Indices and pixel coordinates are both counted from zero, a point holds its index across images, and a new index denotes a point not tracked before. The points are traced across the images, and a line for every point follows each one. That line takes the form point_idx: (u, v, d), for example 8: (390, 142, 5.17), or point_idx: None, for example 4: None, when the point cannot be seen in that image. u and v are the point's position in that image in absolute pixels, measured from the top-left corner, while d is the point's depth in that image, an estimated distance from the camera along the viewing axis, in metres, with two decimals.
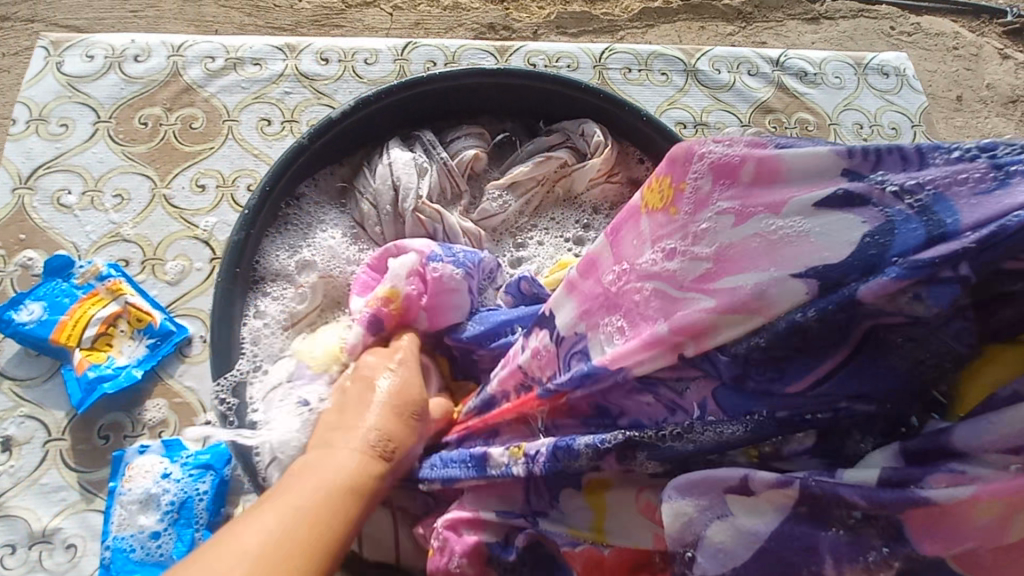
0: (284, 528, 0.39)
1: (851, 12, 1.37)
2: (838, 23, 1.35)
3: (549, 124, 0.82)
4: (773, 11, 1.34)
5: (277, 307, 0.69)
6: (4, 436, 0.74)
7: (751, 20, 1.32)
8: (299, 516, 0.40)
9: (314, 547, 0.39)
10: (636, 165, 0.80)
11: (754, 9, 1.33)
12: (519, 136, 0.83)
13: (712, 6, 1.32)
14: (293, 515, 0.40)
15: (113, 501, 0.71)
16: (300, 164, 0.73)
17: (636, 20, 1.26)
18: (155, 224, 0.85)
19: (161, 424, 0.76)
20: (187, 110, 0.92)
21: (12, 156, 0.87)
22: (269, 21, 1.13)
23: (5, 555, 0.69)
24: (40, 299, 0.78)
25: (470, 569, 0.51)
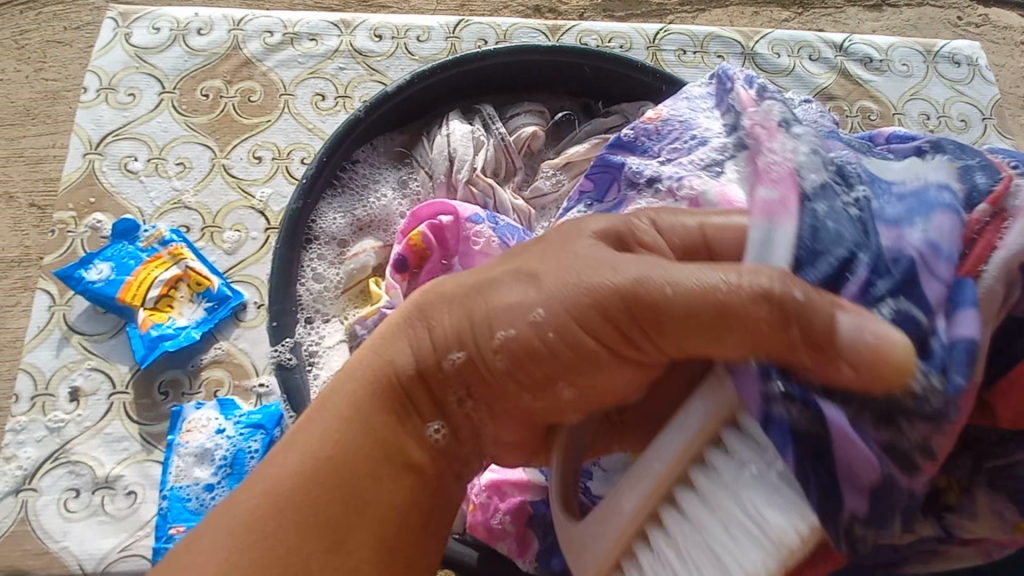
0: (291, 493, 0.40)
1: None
2: (902, 10, 1.29)
3: (606, 105, 0.82)
4: None
5: (332, 270, 0.72)
6: (73, 386, 0.78)
7: (809, 6, 1.27)
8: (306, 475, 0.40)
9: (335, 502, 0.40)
10: None
11: None
12: (575, 116, 0.82)
13: None
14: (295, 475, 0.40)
15: (170, 453, 0.75)
16: (360, 133, 0.75)
17: (688, 4, 1.23)
18: (215, 192, 0.88)
19: (216, 384, 0.79)
20: (246, 83, 0.95)
21: (84, 123, 0.91)
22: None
23: (71, 498, 0.74)
24: (108, 260, 0.82)
25: (513, 527, 0.57)
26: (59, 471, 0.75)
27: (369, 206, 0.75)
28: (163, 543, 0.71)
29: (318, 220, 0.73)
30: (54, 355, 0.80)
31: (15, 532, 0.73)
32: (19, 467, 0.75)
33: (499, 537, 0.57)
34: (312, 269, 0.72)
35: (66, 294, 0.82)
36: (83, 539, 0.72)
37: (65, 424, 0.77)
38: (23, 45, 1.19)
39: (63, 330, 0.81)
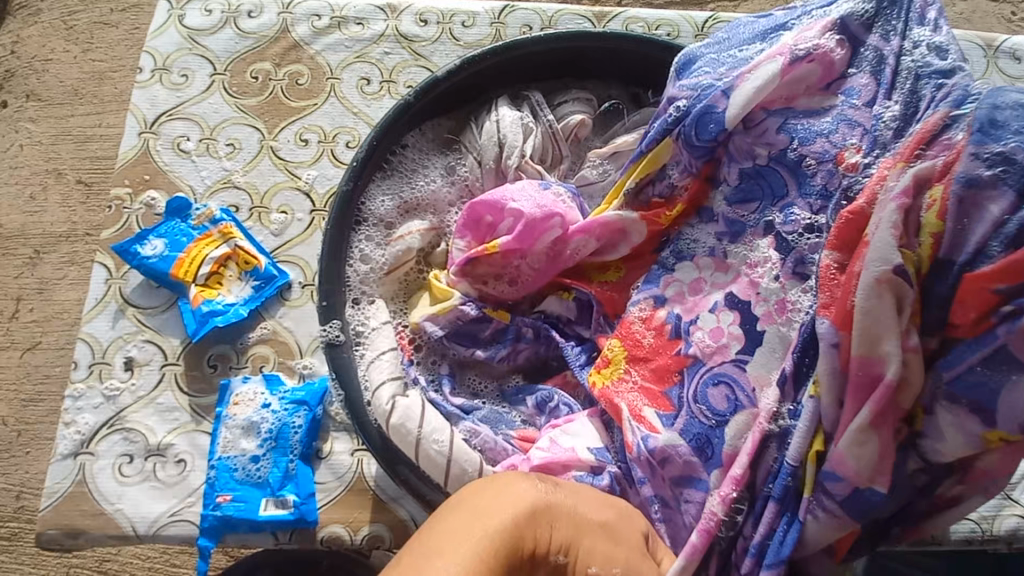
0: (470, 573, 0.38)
1: None
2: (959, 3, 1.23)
3: (655, 95, 0.81)
4: None
5: (378, 250, 0.73)
6: (128, 356, 0.82)
7: None
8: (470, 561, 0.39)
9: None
10: None
11: None
12: (623, 105, 0.81)
13: None
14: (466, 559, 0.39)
15: (218, 425, 0.78)
16: (410, 118, 0.75)
17: None
18: (263, 173, 0.90)
19: (261, 360, 0.82)
20: (293, 66, 0.96)
21: (139, 103, 0.94)
22: None
23: (125, 463, 0.78)
24: (162, 236, 0.85)
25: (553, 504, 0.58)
26: (115, 437, 0.79)
27: (416, 189, 0.76)
28: (212, 510, 0.74)
29: (367, 202, 0.74)
30: (111, 326, 0.83)
31: (74, 493, 0.76)
32: (77, 432, 0.79)
33: None
34: (360, 250, 0.73)
35: (122, 268, 0.85)
36: (136, 502, 0.76)
37: (120, 392, 0.80)
38: (74, 26, 1.22)
39: (119, 302, 0.84)
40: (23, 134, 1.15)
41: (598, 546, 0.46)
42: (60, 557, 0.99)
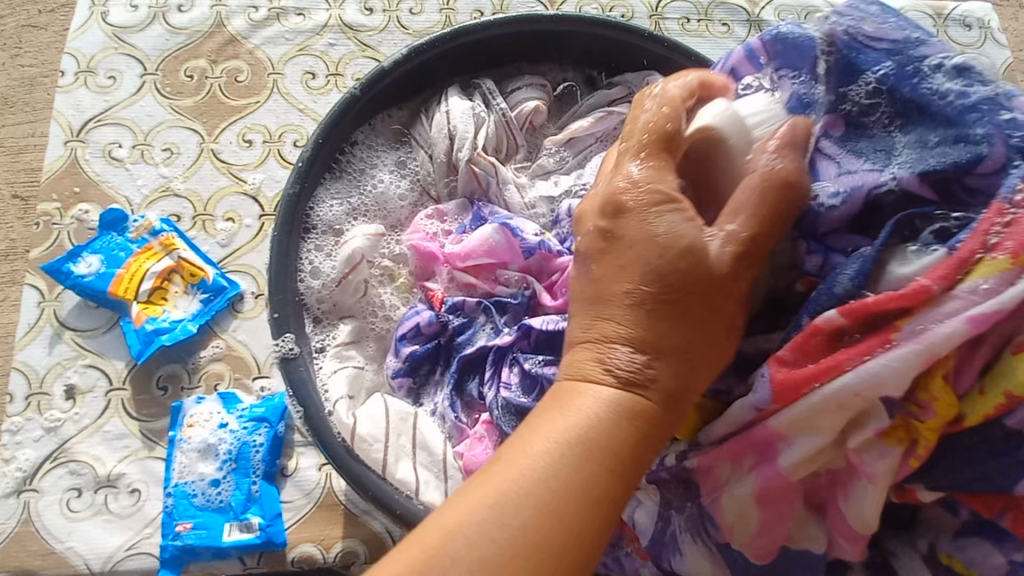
0: (509, 538, 0.34)
1: None
2: None
3: (611, 77, 0.78)
4: None
5: (329, 268, 0.69)
6: (68, 384, 0.76)
7: None
8: (521, 535, 0.35)
9: (566, 552, 0.35)
10: None
11: None
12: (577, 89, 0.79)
13: None
14: (521, 526, 0.35)
15: (173, 450, 0.74)
16: (355, 115, 0.71)
17: None
18: (205, 178, 0.85)
19: (216, 377, 0.77)
20: (231, 62, 0.90)
21: (64, 109, 0.87)
22: None
23: (73, 498, 0.72)
24: (97, 252, 0.79)
25: None
26: (59, 471, 0.73)
27: (366, 194, 0.73)
28: (171, 540, 0.70)
29: (315, 209, 0.70)
30: (47, 353, 0.77)
31: (19, 534, 0.71)
32: (17, 469, 0.73)
33: None
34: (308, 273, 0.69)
35: (55, 289, 0.79)
36: (87, 539, 0.71)
37: (62, 423, 0.75)
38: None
39: (55, 326, 0.78)
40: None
41: (551, 430, 0.38)
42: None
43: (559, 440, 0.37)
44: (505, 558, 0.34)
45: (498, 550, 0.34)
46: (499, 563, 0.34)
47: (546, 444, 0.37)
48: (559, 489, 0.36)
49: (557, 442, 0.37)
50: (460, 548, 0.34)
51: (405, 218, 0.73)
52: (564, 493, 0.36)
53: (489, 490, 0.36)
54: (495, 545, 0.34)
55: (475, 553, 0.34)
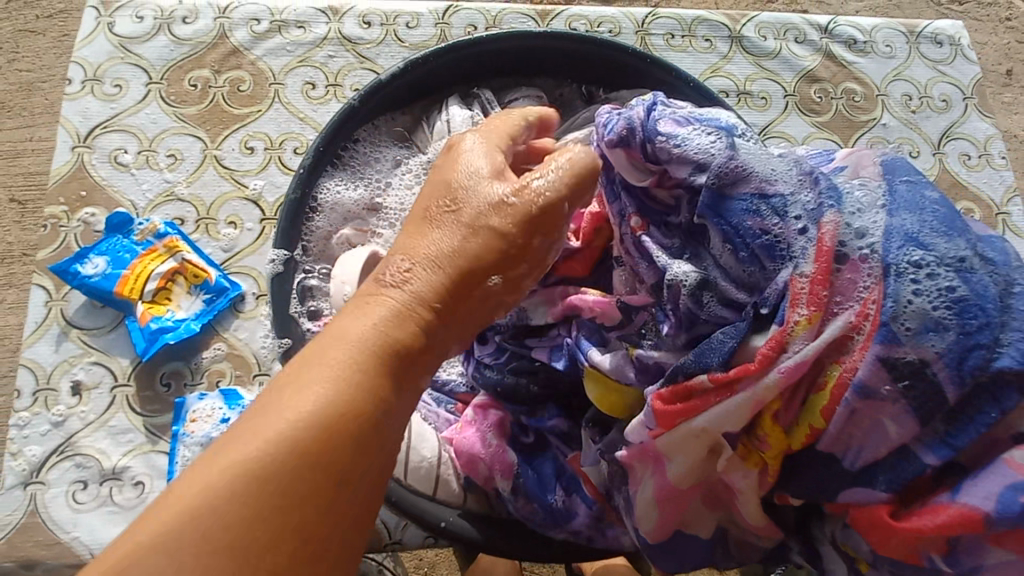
0: (280, 461, 0.37)
1: None
2: None
3: (606, 93, 0.82)
4: None
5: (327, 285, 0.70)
6: (74, 380, 0.79)
7: None
8: (286, 466, 0.37)
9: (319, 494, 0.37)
10: None
11: None
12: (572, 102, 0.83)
13: None
14: (286, 456, 0.37)
15: (176, 444, 0.77)
16: (360, 113, 0.74)
17: None
18: (208, 184, 0.88)
19: (218, 374, 0.81)
20: (234, 73, 0.94)
21: (70, 115, 0.90)
22: None
23: (78, 490, 0.75)
24: (103, 254, 0.82)
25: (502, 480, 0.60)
26: (65, 464, 0.76)
27: (368, 189, 0.76)
28: None
29: (318, 200, 0.73)
30: (54, 350, 0.80)
31: (25, 525, 0.74)
32: (25, 462, 0.76)
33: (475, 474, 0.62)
34: (306, 282, 0.70)
35: (62, 289, 0.82)
36: (92, 529, 0.74)
37: (67, 418, 0.78)
38: None
39: (62, 325, 0.81)
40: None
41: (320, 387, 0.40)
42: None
43: (289, 417, 0.38)
44: (244, 500, 0.36)
45: (244, 487, 0.36)
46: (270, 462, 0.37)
47: (286, 414, 0.38)
48: (349, 395, 0.40)
49: (290, 415, 0.38)
50: (239, 459, 0.37)
51: (408, 215, 0.75)
52: (320, 454, 0.38)
53: (264, 431, 0.38)
54: (277, 474, 0.37)
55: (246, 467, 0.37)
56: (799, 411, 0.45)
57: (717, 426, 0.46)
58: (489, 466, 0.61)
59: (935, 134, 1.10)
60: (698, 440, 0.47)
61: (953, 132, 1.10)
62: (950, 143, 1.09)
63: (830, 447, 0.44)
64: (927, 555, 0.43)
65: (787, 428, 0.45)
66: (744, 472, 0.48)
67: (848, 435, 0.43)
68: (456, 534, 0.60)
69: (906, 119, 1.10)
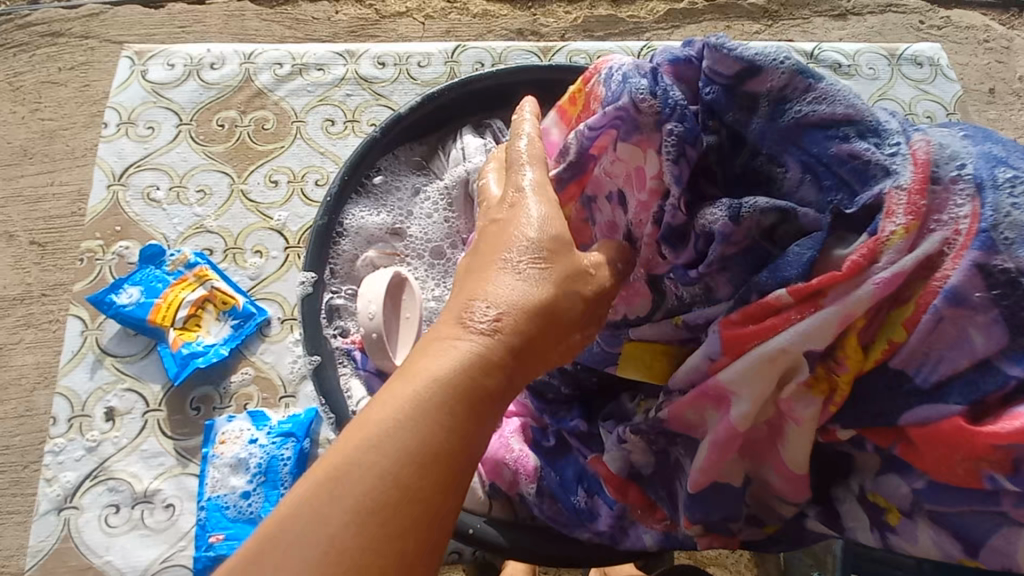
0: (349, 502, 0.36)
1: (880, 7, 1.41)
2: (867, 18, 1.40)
3: None
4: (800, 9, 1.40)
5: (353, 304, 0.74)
6: (108, 406, 0.82)
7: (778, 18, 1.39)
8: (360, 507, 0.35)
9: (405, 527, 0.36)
10: None
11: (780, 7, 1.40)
12: None
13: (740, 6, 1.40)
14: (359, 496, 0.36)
15: (206, 465, 0.79)
16: (380, 144, 0.79)
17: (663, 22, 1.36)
18: (235, 216, 0.93)
19: (245, 396, 0.83)
20: (259, 112, 1.00)
21: (106, 156, 0.95)
22: (313, 33, 1.31)
23: (111, 514, 0.77)
24: (137, 284, 0.86)
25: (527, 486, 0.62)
26: (98, 488, 0.78)
27: (390, 214, 0.80)
28: (204, 551, 0.75)
29: (343, 226, 0.77)
30: (89, 378, 0.83)
31: (59, 550, 0.75)
32: (59, 488, 0.78)
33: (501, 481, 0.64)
34: (333, 302, 0.74)
35: (97, 319, 0.86)
36: (124, 553, 0.75)
37: (101, 443, 0.80)
38: (20, 87, 1.24)
39: (97, 353, 0.84)
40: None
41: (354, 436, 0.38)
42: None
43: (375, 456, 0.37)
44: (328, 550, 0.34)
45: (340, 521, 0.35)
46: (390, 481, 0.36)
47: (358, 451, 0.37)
48: (419, 462, 0.37)
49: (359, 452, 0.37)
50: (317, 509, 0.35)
51: (427, 236, 0.79)
52: (392, 489, 0.36)
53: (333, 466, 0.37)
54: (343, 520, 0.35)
55: (363, 489, 0.36)
56: (879, 328, 0.41)
57: (799, 344, 0.42)
58: (513, 469, 0.63)
59: None
60: (772, 365, 0.43)
61: None
62: None
63: (905, 362, 0.40)
64: (988, 476, 0.39)
65: (866, 345, 0.41)
66: (809, 401, 0.43)
67: (926, 347, 0.40)
68: (485, 541, 0.62)
69: None
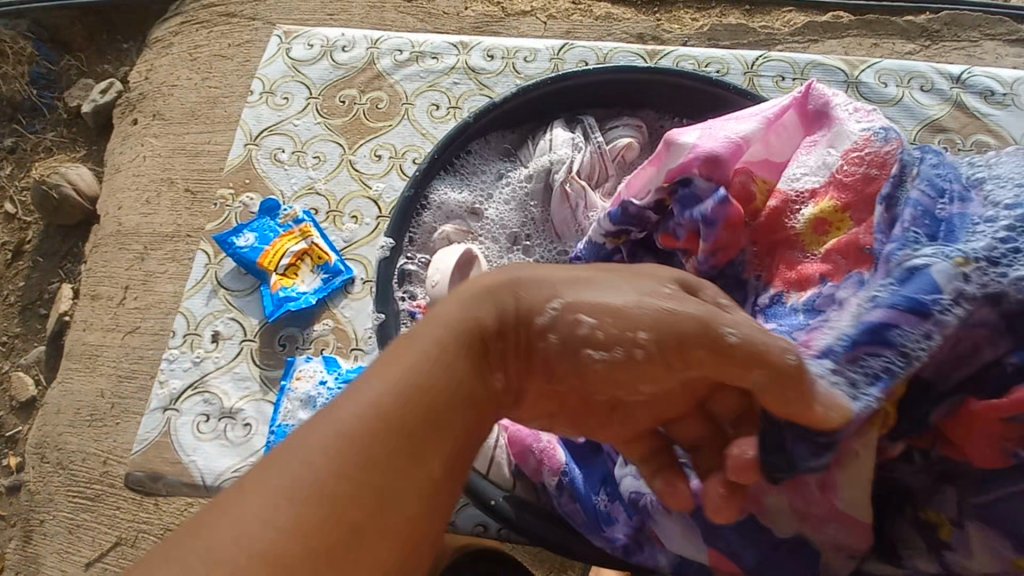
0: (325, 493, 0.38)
1: None
2: None
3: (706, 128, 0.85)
4: (967, 31, 1.25)
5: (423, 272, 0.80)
6: (215, 330, 0.95)
7: (939, 39, 1.25)
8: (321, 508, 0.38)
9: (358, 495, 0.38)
10: None
11: (944, 27, 1.26)
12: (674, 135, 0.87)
13: (894, 24, 1.27)
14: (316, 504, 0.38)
15: (281, 396, 0.89)
16: (472, 127, 0.85)
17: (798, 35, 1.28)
18: (340, 182, 1.04)
19: (323, 342, 0.93)
20: (375, 93, 1.10)
21: (248, 119, 1.11)
22: (440, 26, 1.39)
23: (203, 421, 0.90)
24: (253, 231, 0.99)
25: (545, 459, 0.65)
26: (196, 397, 0.92)
27: (471, 193, 0.85)
28: None
29: (428, 200, 0.84)
30: (204, 304, 0.97)
31: (160, 442, 0.89)
32: (168, 391, 0.92)
33: (524, 460, 0.67)
34: (407, 267, 0.80)
35: (218, 255, 1.00)
36: (207, 456, 0.88)
37: (204, 360, 0.94)
38: (197, 58, 1.45)
39: (214, 284, 0.98)
40: (145, 148, 1.37)
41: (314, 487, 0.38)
42: (130, 519, 1.08)
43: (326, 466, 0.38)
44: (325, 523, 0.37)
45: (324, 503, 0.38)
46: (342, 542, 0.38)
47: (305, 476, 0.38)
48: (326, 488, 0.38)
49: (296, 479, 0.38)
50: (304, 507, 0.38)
51: (503, 219, 0.84)
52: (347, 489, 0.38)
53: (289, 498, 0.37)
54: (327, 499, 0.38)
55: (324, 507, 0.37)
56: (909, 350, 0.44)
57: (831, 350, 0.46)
58: (540, 459, 0.65)
59: None
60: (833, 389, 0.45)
61: None
62: None
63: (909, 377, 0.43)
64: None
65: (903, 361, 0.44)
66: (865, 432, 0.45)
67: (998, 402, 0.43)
68: (505, 514, 0.66)
69: None
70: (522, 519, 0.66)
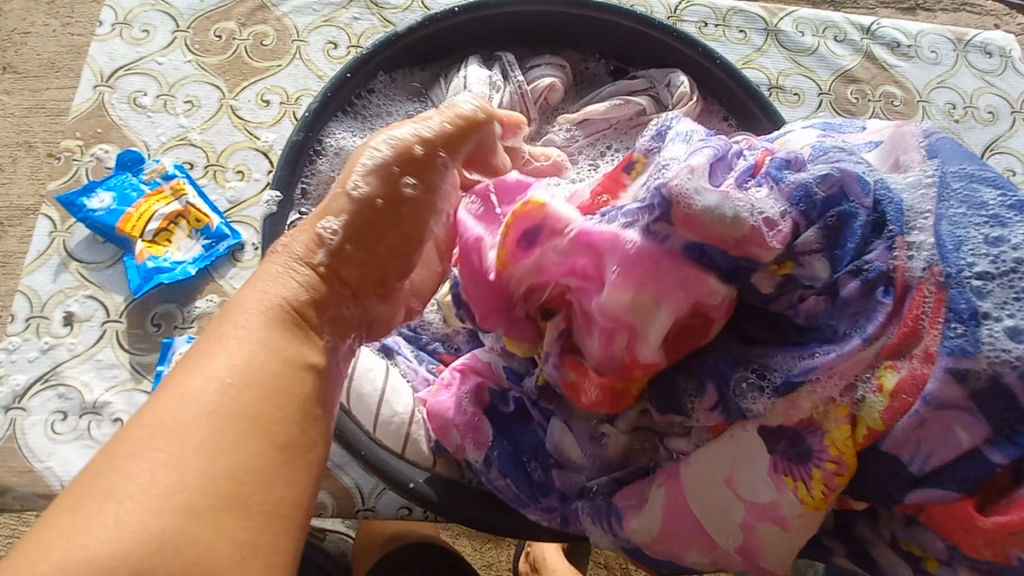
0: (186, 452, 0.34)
1: (953, 4, 1.27)
2: (937, 15, 1.26)
3: (634, 69, 0.78)
4: None
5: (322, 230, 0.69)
6: (67, 311, 0.79)
7: (841, 5, 1.25)
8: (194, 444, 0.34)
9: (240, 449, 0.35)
10: (719, 123, 0.75)
11: None
12: (601, 74, 0.80)
13: None
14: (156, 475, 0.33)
15: (158, 383, 0.75)
16: (372, 62, 0.73)
17: None
18: (221, 132, 0.88)
19: (209, 320, 0.80)
20: (259, 27, 0.94)
21: (97, 56, 0.91)
22: None
23: (58, 421, 0.75)
24: (110, 190, 0.82)
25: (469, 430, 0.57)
26: (48, 393, 0.76)
27: None
28: None
29: (323, 143, 0.71)
30: (51, 280, 0.80)
31: (2, 449, 0.73)
32: (9, 388, 0.76)
33: (450, 435, 0.58)
34: (301, 224, 0.68)
35: (67, 221, 0.83)
36: (66, 461, 0.73)
37: (56, 347, 0.77)
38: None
39: (63, 256, 0.81)
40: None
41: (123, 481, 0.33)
42: (4, 535, 0.86)
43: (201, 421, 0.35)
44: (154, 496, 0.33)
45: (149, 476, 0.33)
46: (219, 399, 0.36)
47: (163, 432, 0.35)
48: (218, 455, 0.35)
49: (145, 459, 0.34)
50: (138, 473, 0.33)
51: None
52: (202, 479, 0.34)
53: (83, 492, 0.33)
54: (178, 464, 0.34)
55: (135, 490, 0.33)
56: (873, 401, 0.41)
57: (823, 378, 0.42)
58: (463, 434, 0.57)
59: (978, 147, 1.04)
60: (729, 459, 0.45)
61: (997, 146, 1.05)
62: (993, 157, 1.04)
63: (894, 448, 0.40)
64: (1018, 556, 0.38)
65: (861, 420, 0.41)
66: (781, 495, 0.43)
67: (915, 440, 0.39)
68: (424, 496, 0.58)
69: (948, 129, 1.05)
70: (447, 500, 0.58)
